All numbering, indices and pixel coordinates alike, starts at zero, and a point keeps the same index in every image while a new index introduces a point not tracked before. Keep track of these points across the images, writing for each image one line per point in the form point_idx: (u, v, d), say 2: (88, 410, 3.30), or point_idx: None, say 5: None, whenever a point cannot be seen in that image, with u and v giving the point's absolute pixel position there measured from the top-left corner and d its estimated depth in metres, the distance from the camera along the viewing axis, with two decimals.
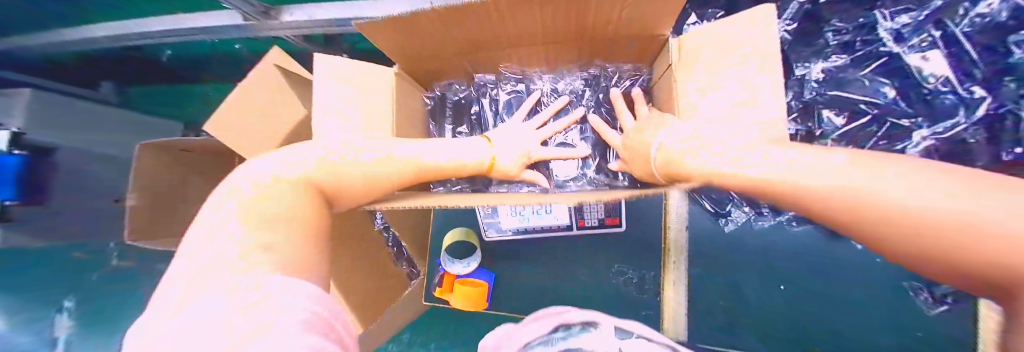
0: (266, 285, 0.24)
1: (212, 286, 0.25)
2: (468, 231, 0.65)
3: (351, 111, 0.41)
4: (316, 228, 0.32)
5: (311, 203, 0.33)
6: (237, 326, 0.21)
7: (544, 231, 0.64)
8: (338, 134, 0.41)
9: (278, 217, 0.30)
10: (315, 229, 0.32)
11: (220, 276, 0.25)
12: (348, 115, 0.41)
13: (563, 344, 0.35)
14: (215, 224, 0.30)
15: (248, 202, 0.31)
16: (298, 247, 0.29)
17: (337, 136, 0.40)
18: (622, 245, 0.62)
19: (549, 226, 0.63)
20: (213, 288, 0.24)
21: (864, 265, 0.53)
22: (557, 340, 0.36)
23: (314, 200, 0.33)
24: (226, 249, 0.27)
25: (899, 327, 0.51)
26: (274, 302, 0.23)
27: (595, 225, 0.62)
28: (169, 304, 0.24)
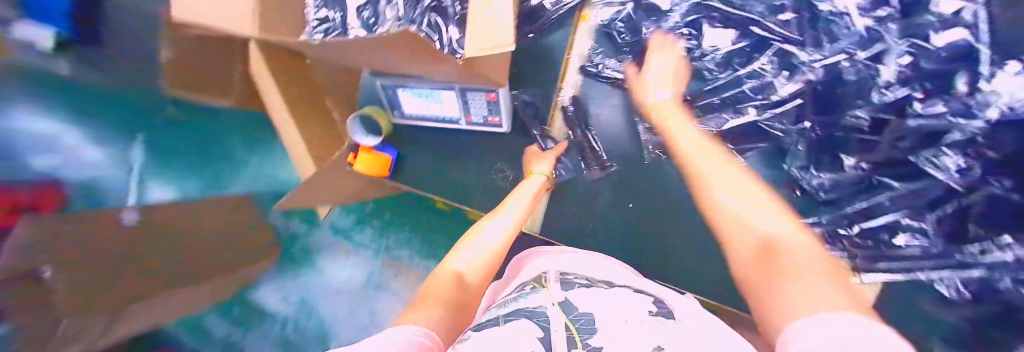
0: (483, 232, 0.37)
1: (470, 242, 0.36)
2: (379, 109, 0.53)
3: (507, 219, 0.39)
4: (466, 287, 0.31)
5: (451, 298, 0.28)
6: (474, 251, 0.35)
7: (441, 123, 0.50)
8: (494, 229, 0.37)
9: (447, 277, 0.31)
10: (467, 287, 0.31)
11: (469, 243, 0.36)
12: (494, 235, 0.37)
13: (516, 304, 0.28)
14: (462, 257, 0.34)
15: (475, 254, 0.35)
16: (463, 282, 0.31)
17: (482, 242, 0.36)
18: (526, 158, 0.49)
19: (444, 120, 0.49)
20: (471, 240, 0.36)
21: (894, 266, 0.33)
22: (507, 303, 0.29)
23: (450, 300, 0.28)
24: (484, 243, 0.36)
25: None
26: (483, 238, 0.36)
27: (484, 121, 0.47)
28: (466, 251, 0.35)
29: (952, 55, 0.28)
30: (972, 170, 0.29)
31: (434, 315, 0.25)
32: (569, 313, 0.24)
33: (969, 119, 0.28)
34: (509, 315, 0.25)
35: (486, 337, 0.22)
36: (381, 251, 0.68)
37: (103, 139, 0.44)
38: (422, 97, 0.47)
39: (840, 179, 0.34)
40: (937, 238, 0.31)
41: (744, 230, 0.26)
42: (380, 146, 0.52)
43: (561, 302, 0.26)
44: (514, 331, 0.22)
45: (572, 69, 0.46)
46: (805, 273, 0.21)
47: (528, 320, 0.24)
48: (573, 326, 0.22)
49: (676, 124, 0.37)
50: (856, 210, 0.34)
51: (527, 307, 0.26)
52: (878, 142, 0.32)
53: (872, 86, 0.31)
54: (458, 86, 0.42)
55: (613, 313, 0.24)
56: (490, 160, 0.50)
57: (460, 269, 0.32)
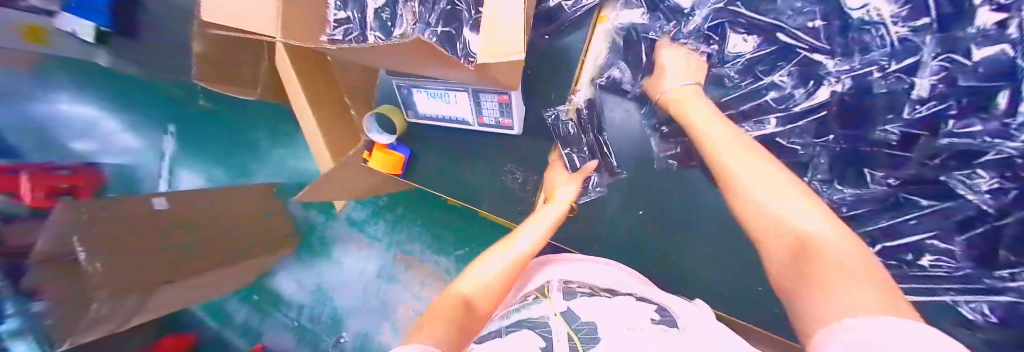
0: (501, 252, 0.39)
1: (488, 259, 0.38)
2: (390, 107, 0.53)
3: (526, 238, 0.40)
4: (470, 306, 0.32)
5: (452, 315, 0.30)
6: (493, 267, 0.37)
7: (452, 122, 0.50)
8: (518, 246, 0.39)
9: (454, 297, 0.33)
10: (470, 307, 0.32)
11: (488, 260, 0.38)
12: (512, 250, 0.39)
13: (520, 315, 0.29)
14: (478, 272, 0.36)
15: (491, 268, 0.37)
16: (471, 300, 0.33)
17: (498, 259, 0.38)
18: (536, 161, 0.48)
19: (455, 120, 0.49)
20: (488, 258, 0.38)
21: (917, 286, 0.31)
22: (510, 315, 0.30)
23: (451, 317, 0.29)
24: (500, 260, 0.38)
25: None
26: (501, 257, 0.38)
27: (495, 122, 0.47)
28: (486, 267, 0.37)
29: (989, 71, 0.25)
30: (1009, 193, 0.26)
31: (437, 331, 0.26)
32: (570, 322, 0.25)
33: (1006, 142, 0.26)
34: (512, 326, 0.27)
35: (489, 348, 0.24)
36: (393, 245, 0.71)
37: (134, 127, 0.55)
38: (436, 98, 0.48)
39: (863, 195, 0.33)
40: (964, 259, 0.29)
41: (776, 228, 0.25)
42: (393, 144, 0.53)
43: (563, 311, 0.27)
44: (515, 342, 0.23)
45: (588, 73, 0.45)
46: (849, 275, 0.20)
47: (530, 331, 0.25)
48: (575, 336, 0.23)
49: (696, 113, 0.34)
50: (878, 228, 0.33)
51: (529, 318, 0.27)
52: (908, 160, 0.30)
53: (903, 99, 0.29)
54: (470, 88, 0.43)
55: (615, 322, 0.25)
56: (500, 161, 0.50)
57: (467, 292, 0.34)
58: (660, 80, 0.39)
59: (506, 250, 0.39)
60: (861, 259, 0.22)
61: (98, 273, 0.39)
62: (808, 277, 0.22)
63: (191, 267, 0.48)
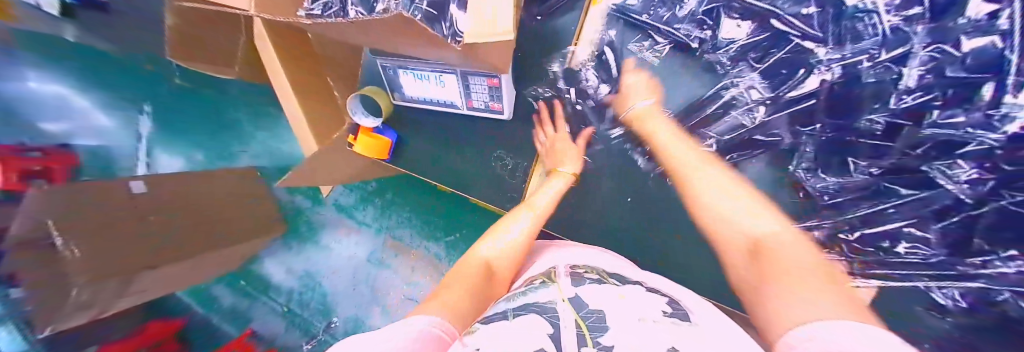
0: (511, 227, 0.39)
1: (497, 232, 0.39)
2: (375, 88, 0.52)
3: (536, 208, 0.41)
4: (486, 274, 0.33)
5: (473, 280, 0.31)
6: (500, 240, 0.37)
7: (442, 106, 0.49)
8: (520, 223, 0.39)
9: (471, 266, 0.34)
10: (486, 274, 0.33)
11: (496, 233, 0.38)
12: (519, 222, 0.39)
13: (524, 299, 0.26)
14: (494, 241, 0.37)
15: (502, 245, 0.37)
16: (484, 269, 0.34)
17: (513, 229, 0.39)
18: (528, 147, 0.48)
19: (445, 104, 0.48)
20: (500, 230, 0.39)
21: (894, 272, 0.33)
22: (514, 296, 0.27)
23: (472, 284, 0.31)
24: (508, 234, 0.38)
25: None
26: (508, 229, 0.39)
27: (486, 107, 0.46)
28: (501, 240, 0.37)
29: (977, 63, 0.25)
30: (986, 183, 0.27)
31: (457, 301, 0.28)
32: (578, 310, 0.22)
33: (986, 133, 0.26)
34: (517, 310, 0.24)
35: (492, 331, 0.20)
36: (382, 230, 0.72)
37: (105, 106, 0.50)
38: (424, 82, 0.46)
39: (846, 184, 0.34)
40: (938, 246, 0.31)
41: (733, 232, 0.30)
42: (380, 128, 0.52)
43: (571, 298, 0.24)
44: (524, 327, 0.20)
45: (581, 56, 0.43)
46: (796, 273, 0.23)
47: (538, 316, 0.22)
48: (584, 325, 0.21)
49: (663, 134, 0.40)
50: (859, 216, 0.34)
51: (536, 302, 0.24)
52: (891, 149, 0.30)
53: (890, 91, 0.29)
54: (458, 70, 0.42)
55: (626, 312, 0.22)
56: (491, 148, 0.49)
57: (487, 258, 0.35)
58: (622, 103, 0.42)
59: (516, 222, 0.40)
60: (809, 256, 0.26)
61: (75, 258, 0.38)
62: (761, 275, 0.25)
63: (173, 253, 0.46)
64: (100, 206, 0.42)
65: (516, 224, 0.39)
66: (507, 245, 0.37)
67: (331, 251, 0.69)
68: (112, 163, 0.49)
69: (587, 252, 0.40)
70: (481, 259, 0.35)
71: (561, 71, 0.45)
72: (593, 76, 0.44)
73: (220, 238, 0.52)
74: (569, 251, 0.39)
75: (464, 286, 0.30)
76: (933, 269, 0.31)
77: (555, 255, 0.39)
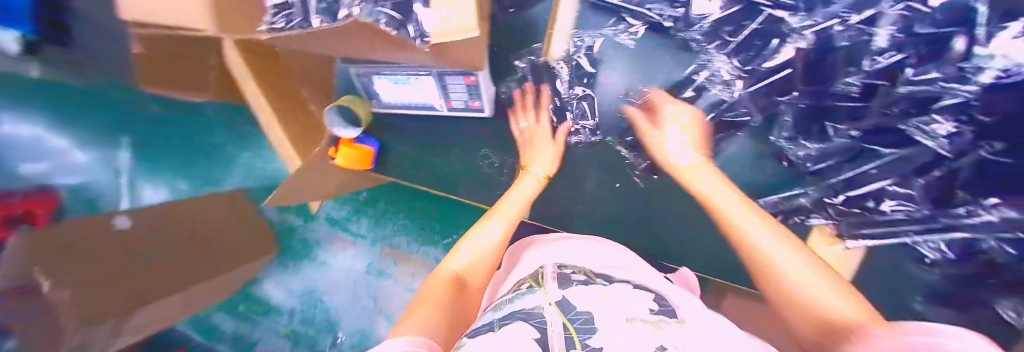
0: (484, 232, 0.41)
1: (470, 240, 0.40)
2: (356, 99, 0.51)
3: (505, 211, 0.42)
4: (458, 286, 0.35)
5: (445, 294, 0.34)
6: (475, 245, 0.40)
7: (422, 109, 0.48)
8: (494, 226, 0.41)
9: (445, 279, 0.36)
10: (459, 287, 0.36)
11: (470, 241, 0.40)
12: (493, 225, 0.41)
13: (512, 307, 0.27)
14: (468, 252, 0.39)
15: (478, 248, 0.39)
16: (457, 282, 0.36)
17: (487, 234, 0.40)
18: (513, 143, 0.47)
19: (425, 106, 0.47)
20: (473, 237, 0.41)
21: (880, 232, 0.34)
22: (501, 305, 0.28)
23: (443, 299, 0.33)
24: (482, 240, 0.40)
25: None
26: (483, 234, 0.40)
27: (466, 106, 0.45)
28: (471, 247, 0.40)
29: (949, 17, 0.26)
30: (964, 135, 0.27)
31: (430, 316, 0.30)
32: (567, 312, 0.24)
33: (961, 85, 0.26)
34: (505, 319, 0.24)
35: (481, 344, 0.21)
36: (377, 240, 0.63)
37: (89, 142, 0.41)
38: (401, 85, 0.45)
39: (828, 149, 0.33)
40: (923, 203, 0.31)
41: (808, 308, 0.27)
42: (360, 138, 0.51)
43: (558, 301, 0.26)
44: (510, 336, 0.21)
45: (559, 44, 0.43)
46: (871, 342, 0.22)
47: (525, 323, 0.22)
48: (571, 327, 0.22)
49: (707, 186, 0.38)
50: (841, 180, 0.34)
51: (523, 309, 0.25)
52: (867, 109, 0.31)
53: (864, 52, 0.30)
54: (435, 71, 0.40)
55: (612, 312, 0.23)
56: (476, 146, 0.49)
57: (457, 270, 0.38)
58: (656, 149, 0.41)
59: (491, 224, 0.41)
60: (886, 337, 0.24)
61: (63, 301, 0.36)
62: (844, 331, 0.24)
63: (164, 267, 0.43)
64: (83, 238, 0.38)
65: (491, 228, 0.41)
66: (476, 249, 0.39)
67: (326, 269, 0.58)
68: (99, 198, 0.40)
69: (576, 244, 0.40)
70: (453, 271, 0.37)
71: (532, 67, 0.45)
72: (571, 65, 0.43)
73: (216, 250, 0.48)
74: (557, 246, 0.40)
75: (432, 301, 0.32)
76: (917, 225, 0.32)
77: (546, 251, 0.39)
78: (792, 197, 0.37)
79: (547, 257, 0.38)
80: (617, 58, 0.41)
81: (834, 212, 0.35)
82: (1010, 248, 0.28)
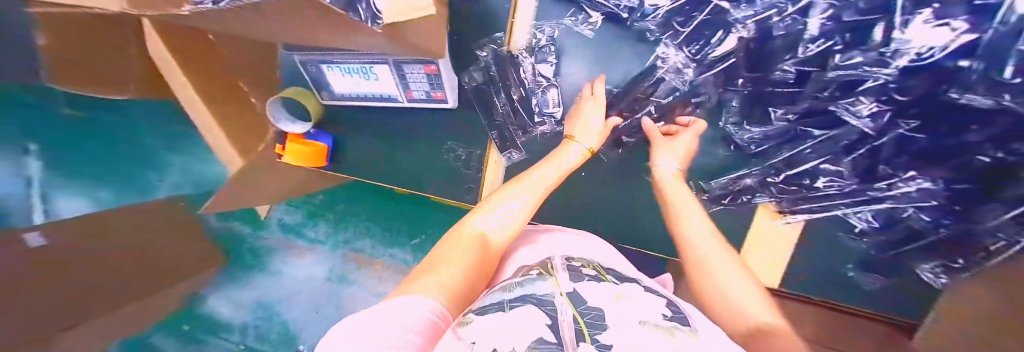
0: (516, 198, 0.33)
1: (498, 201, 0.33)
2: (303, 91, 0.48)
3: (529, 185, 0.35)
4: (488, 250, 0.29)
5: (473, 256, 0.27)
6: (503, 207, 0.32)
7: (381, 101, 0.46)
8: (517, 194, 0.34)
9: (469, 238, 0.29)
10: (488, 250, 0.29)
11: (496, 202, 0.33)
12: (530, 191, 0.34)
13: (524, 289, 0.20)
14: (495, 215, 0.32)
15: (510, 212, 0.32)
16: (487, 247, 0.29)
17: (517, 201, 0.33)
18: (478, 134, 0.46)
19: (383, 98, 0.45)
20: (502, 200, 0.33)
21: (816, 205, 0.37)
22: (507, 286, 0.21)
23: (473, 262, 0.26)
24: (513, 203, 0.33)
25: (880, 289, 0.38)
26: (515, 195, 0.33)
27: (426, 96, 0.43)
28: (500, 210, 0.32)
29: (871, 6, 0.25)
30: (884, 115, 0.29)
31: (455, 277, 0.24)
32: (576, 305, 0.17)
33: (881, 69, 0.27)
34: (516, 300, 0.18)
35: (491, 323, 0.15)
36: (340, 245, 0.69)
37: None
38: (355, 77, 0.42)
39: (769, 132, 0.36)
40: (852, 179, 0.34)
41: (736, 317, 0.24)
42: (312, 134, 0.48)
43: (570, 292, 0.18)
44: (521, 317, 0.15)
45: (519, 34, 0.42)
46: None
47: (534, 308, 0.16)
48: (580, 320, 0.15)
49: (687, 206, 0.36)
50: (781, 160, 0.37)
51: (534, 294, 0.18)
52: (801, 94, 0.32)
53: (795, 40, 0.29)
54: (391, 59, 0.39)
55: (623, 312, 0.15)
56: (441, 139, 0.47)
57: (488, 234, 0.30)
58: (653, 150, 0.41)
59: (519, 189, 0.34)
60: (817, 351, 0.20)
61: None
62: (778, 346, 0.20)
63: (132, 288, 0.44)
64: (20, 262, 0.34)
65: (523, 196, 0.34)
66: (507, 218, 0.32)
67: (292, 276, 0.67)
68: (9, 213, 0.35)
69: (582, 242, 0.34)
70: (480, 232, 0.30)
71: (494, 57, 0.43)
72: (532, 57, 0.43)
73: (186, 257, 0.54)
74: (566, 243, 0.32)
75: (458, 261, 0.26)
76: (847, 198, 0.35)
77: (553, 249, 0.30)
78: (738, 179, 0.40)
79: (549, 250, 0.30)
80: (576, 48, 0.41)
81: (779, 189, 0.38)
82: (925, 216, 0.32)
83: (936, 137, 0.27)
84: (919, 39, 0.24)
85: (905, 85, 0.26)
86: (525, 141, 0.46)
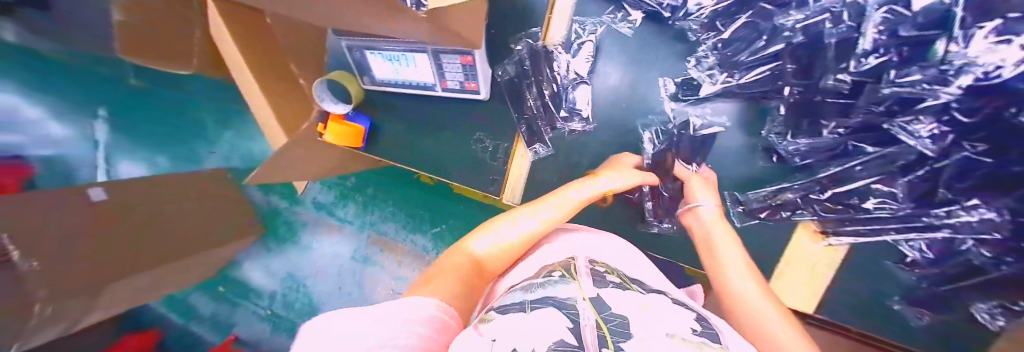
0: (523, 222, 0.33)
1: (503, 221, 0.34)
2: (343, 73, 0.50)
3: (551, 208, 0.35)
4: (478, 270, 0.28)
5: (466, 277, 0.26)
6: (509, 229, 0.32)
7: (416, 89, 0.47)
8: (532, 219, 0.34)
9: (461, 259, 0.29)
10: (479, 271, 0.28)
11: (500, 224, 0.33)
12: (545, 218, 0.34)
13: (542, 291, 0.20)
14: (503, 235, 0.32)
15: (518, 232, 0.32)
16: (479, 268, 0.28)
17: (525, 224, 0.33)
18: (507, 127, 0.46)
19: (418, 85, 0.46)
20: (506, 221, 0.33)
21: (862, 228, 0.35)
22: (532, 288, 0.22)
23: (463, 279, 0.25)
24: (524, 222, 0.33)
25: (930, 331, 0.34)
26: (530, 215, 0.34)
27: (459, 86, 0.45)
28: (507, 231, 0.32)
29: (930, 21, 0.24)
30: (945, 137, 0.27)
31: (452, 288, 0.23)
32: (599, 310, 0.16)
33: (944, 88, 0.25)
34: (537, 302, 0.18)
35: (512, 324, 0.15)
36: (367, 226, 0.73)
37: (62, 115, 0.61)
38: (397, 63, 0.45)
39: (817, 145, 0.33)
40: (905, 201, 0.31)
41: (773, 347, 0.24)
42: (352, 114, 0.51)
43: (593, 297, 0.18)
44: (540, 319, 0.15)
45: (557, 29, 0.42)
46: None
47: (555, 310, 0.16)
48: (604, 327, 0.14)
49: (720, 244, 0.36)
50: (827, 176, 0.34)
51: (555, 297, 0.19)
52: (854, 106, 0.30)
53: (851, 48, 0.28)
54: (429, 48, 0.41)
55: (650, 322, 0.15)
56: (469, 129, 0.48)
57: (477, 255, 0.30)
58: (688, 193, 0.40)
59: (534, 213, 0.34)
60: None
61: (33, 272, 0.42)
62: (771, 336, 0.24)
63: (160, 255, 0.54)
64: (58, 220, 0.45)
65: (539, 218, 0.34)
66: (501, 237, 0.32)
67: (335, 257, 0.73)
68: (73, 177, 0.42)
69: (602, 241, 0.34)
70: (471, 256, 0.29)
71: (530, 52, 0.44)
72: (569, 52, 0.43)
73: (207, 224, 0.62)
74: (589, 244, 0.32)
75: (455, 278, 0.25)
76: (899, 223, 0.33)
77: (577, 247, 0.31)
78: (778, 193, 0.37)
79: (570, 249, 0.30)
80: (613, 44, 0.41)
81: (823, 205, 0.36)
82: (986, 251, 0.28)
83: (1002, 163, 0.24)
84: (990, 55, 0.21)
85: (972, 104, 0.24)
86: (552, 136, 0.46)
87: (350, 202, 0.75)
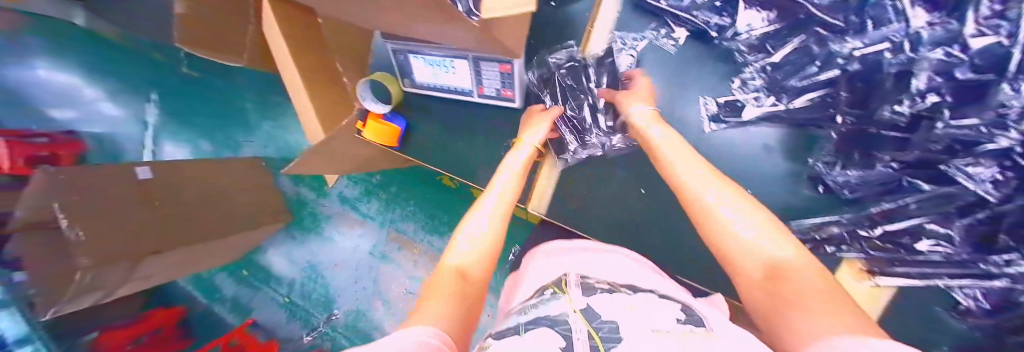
0: (473, 220, 0.35)
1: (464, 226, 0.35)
2: (388, 76, 0.52)
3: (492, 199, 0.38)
4: (468, 279, 0.29)
5: (457, 289, 0.27)
6: (467, 231, 0.34)
7: (453, 93, 0.48)
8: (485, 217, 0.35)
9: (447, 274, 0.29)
10: (469, 280, 0.29)
11: (467, 226, 0.35)
12: (490, 205, 0.37)
13: (537, 312, 0.23)
14: (472, 236, 0.33)
15: (482, 227, 0.34)
16: (470, 277, 0.29)
17: (482, 220, 0.35)
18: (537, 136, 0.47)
19: (455, 90, 0.48)
20: (466, 224, 0.35)
21: (914, 271, 0.32)
22: (528, 309, 0.25)
23: (456, 292, 0.26)
24: (481, 216, 0.35)
25: None
26: (478, 214, 0.36)
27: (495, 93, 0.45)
28: (466, 236, 0.34)
29: (989, 64, 0.25)
30: (1010, 183, 0.26)
31: (447, 309, 0.24)
32: (591, 320, 0.19)
33: (1004, 136, 0.25)
34: (530, 324, 0.21)
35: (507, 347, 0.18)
36: (387, 223, 0.75)
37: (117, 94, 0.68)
38: (437, 67, 0.46)
39: (868, 177, 0.32)
40: (962, 246, 0.29)
41: (750, 259, 0.25)
42: (389, 115, 0.52)
43: (583, 308, 0.21)
44: (533, 341, 0.18)
45: (596, 41, 0.43)
46: (804, 294, 0.20)
47: (548, 329, 0.19)
48: (597, 336, 0.17)
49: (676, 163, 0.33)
50: (879, 211, 0.32)
51: (547, 316, 0.21)
52: (910, 142, 0.29)
53: (907, 81, 0.28)
54: (471, 55, 0.42)
55: (637, 321, 0.18)
56: (499, 135, 0.49)
57: (459, 264, 0.30)
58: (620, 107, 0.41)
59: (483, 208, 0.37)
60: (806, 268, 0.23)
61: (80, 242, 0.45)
62: (786, 297, 0.21)
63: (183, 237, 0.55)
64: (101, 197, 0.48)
65: (484, 203, 0.38)
66: (476, 241, 0.33)
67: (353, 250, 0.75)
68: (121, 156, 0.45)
69: (614, 262, 0.36)
70: (455, 266, 0.30)
71: (568, 63, 0.44)
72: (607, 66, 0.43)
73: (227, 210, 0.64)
74: (597, 264, 0.34)
75: (449, 293, 0.26)
76: (955, 269, 0.30)
77: (579, 265, 0.34)
78: (822, 225, 0.35)
79: (568, 267, 0.34)
80: (652, 59, 0.41)
81: (871, 241, 0.34)
82: None
83: None
84: None
85: None
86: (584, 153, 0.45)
87: (374, 198, 0.77)
